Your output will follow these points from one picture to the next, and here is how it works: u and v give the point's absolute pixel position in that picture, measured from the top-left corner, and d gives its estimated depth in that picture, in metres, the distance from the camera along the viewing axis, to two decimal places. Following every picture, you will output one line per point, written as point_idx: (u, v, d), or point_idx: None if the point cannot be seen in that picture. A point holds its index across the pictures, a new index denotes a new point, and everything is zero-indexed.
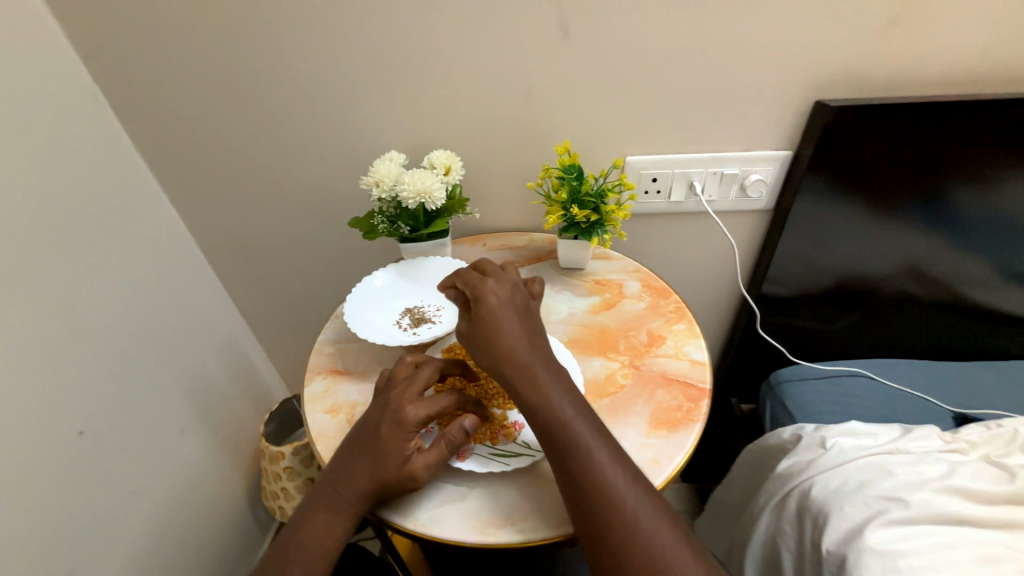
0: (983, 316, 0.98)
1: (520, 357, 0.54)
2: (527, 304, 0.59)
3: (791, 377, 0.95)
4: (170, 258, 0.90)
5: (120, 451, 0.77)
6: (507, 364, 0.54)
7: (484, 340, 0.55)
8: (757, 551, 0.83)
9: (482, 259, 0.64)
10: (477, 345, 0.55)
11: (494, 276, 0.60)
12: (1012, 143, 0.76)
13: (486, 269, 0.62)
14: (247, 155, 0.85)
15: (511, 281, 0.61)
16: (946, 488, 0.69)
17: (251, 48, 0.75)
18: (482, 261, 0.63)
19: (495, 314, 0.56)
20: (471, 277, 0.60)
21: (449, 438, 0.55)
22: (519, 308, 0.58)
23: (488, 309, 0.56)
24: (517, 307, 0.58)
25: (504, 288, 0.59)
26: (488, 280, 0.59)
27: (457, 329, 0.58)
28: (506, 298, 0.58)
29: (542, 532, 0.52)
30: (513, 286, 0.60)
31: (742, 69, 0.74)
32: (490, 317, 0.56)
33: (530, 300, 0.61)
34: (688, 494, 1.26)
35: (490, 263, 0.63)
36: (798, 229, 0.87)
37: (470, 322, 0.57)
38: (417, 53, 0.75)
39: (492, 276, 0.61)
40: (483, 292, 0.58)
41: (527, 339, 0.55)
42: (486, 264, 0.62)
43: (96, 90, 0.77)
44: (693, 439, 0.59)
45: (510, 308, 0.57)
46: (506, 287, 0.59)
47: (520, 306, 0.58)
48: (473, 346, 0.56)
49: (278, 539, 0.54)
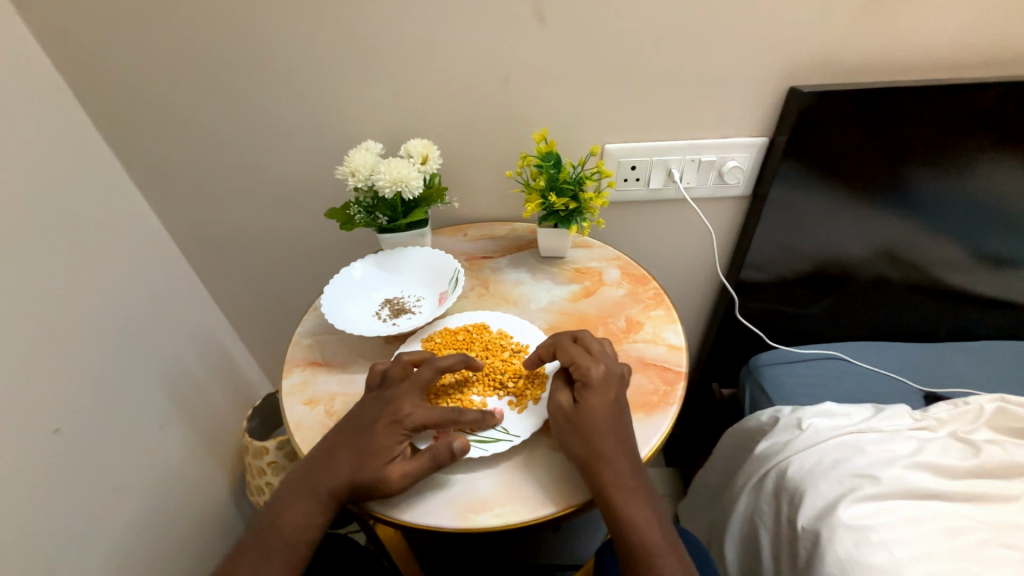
0: (953, 298, 1.01)
1: (604, 440, 0.53)
2: (626, 396, 0.58)
3: (770, 361, 0.97)
4: (144, 252, 0.88)
5: (99, 449, 0.76)
6: (595, 447, 0.53)
7: (581, 427, 0.54)
8: (737, 530, 0.85)
9: (587, 333, 0.62)
10: (571, 428, 0.55)
11: (603, 360, 0.59)
12: (980, 128, 0.78)
13: (592, 346, 0.60)
14: (220, 146, 0.83)
15: (615, 365, 0.59)
16: (915, 464, 0.71)
17: (220, 35, 0.73)
18: (587, 336, 0.61)
19: (596, 405, 0.55)
20: (580, 356, 0.58)
21: (435, 456, 0.52)
22: (619, 400, 0.56)
23: (595, 401, 0.55)
24: (616, 399, 0.56)
25: (612, 377, 0.57)
26: (600, 365, 0.57)
27: (554, 405, 0.57)
28: (611, 388, 0.56)
29: (521, 514, 0.52)
30: (618, 375, 0.58)
31: (718, 55, 0.75)
32: (594, 411, 0.55)
33: (627, 389, 0.59)
34: (672, 478, 1.30)
35: (597, 342, 0.60)
36: (775, 214, 0.88)
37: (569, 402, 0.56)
38: (391, 39, 0.73)
39: (600, 358, 0.59)
40: (593, 380, 0.56)
41: (615, 425, 0.55)
42: (593, 342, 0.60)
43: (59, 80, 0.75)
44: (669, 421, 0.60)
45: (612, 402, 0.56)
46: (615, 375, 0.58)
47: (620, 401, 0.57)
48: (566, 426, 0.55)
49: (258, 522, 0.55)
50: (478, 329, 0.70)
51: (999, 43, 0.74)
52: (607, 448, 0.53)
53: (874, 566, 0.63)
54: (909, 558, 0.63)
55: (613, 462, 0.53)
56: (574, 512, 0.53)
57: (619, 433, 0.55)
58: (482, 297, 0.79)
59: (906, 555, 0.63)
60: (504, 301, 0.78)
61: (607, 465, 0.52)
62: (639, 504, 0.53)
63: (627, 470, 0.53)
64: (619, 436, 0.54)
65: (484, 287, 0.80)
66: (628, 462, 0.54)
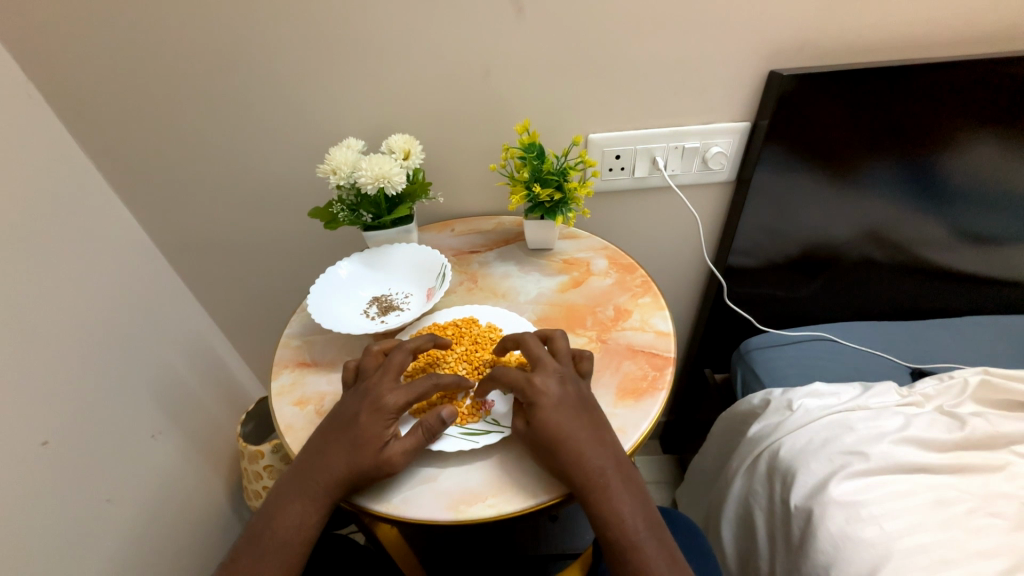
0: (938, 276, 1.02)
1: (569, 440, 0.52)
2: (580, 395, 0.56)
3: (761, 345, 0.98)
4: (128, 260, 0.87)
5: (92, 459, 0.75)
6: (563, 447, 0.52)
7: (544, 438, 0.53)
8: (733, 512, 0.86)
9: (527, 338, 0.60)
10: (537, 441, 0.53)
11: (541, 367, 0.57)
12: (959, 105, 0.78)
13: (531, 353, 0.59)
14: (199, 151, 0.82)
15: (557, 371, 0.57)
16: (904, 439, 0.72)
17: (192, 35, 0.71)
18: (527, 343, 0.60)
19: (553, 415, 0.53)
20: (515, 377, 0.56)
21: (426, 426, 0.55)
22: (570, 401, 0.55)
23: (542, 410, 0.53)
24: (571, 401, 0.55)
25: (554, 381, 0.56)
26: (537, 376, 0.56)
27: (514, 430, 0.55)
28: (557, 394, 0.55)
29: (516, 503, 0.53)
30: (562, 376, 0.57)
31: (697, 41, 0.75)
32: (543, 423, 0.53)
33: (581, 386, 0.58)
34: (670, 465, 1.33)
35: (535, 348, 0.59)
36: (760, 199, 0.89)
37: (528, 423, 0.54)
38: (367, 33, 0.72)
39: (538, 366, 0.57)
40: (534, 393, 0.54)
41: (576, 423, 0.54)
42: (533, 348, 0.59)
43: (30, 87, 0.73)
44: (659, 406, 0.61)
45: (564, 404, 0.54)
46: (558, 379, 0.56)
47: (576, 403, 0.55)
48: (530, 442, 0.54)
49: (250, 528, 0.54)
50: (467, 323, 0.70)
51: (974, 21, 0.75)
52: (573, 446, 0.52)
53: (867, 541, 0.64)
54: (899, 532, 0.64)
55: (583, 458, 0.52)
56: (563, 501, 0.54)
57: (586, 426, 0.54)
58: (471, 291, 0.78)
59: (896, 529, 0.64)
60: (493, 295, 0.78)
61: (576, 462, 0.52)
62: (619, 494, 0.52)
63: (601, 464, 0.52)
64: (585, 432, 0.53)
65: (472, 281, 0.80)
66: (602, 454, 0.53)
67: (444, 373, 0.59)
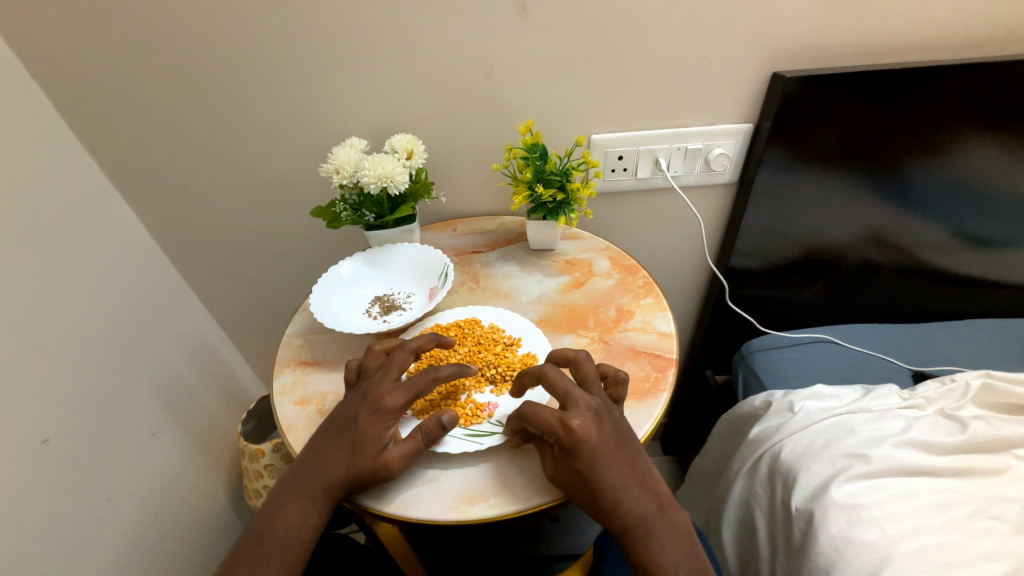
0: (940, 279, 1.02)
1: (616, 483, 0.51)
2: (616, 430, 0.54)
3: (762, 347, 0.98)
4: (129, 256, 0.87)
5: (91, 456, 0.75)
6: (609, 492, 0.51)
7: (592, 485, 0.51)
8: (733, 515, 0.85)
9: (548, 371, 0.56)
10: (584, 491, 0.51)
11: (573, 405, 0.54)
12: (966, 104, 0.78)
13: (558, 388, 0.55)
14: (200, 148, 0.82)
15: (591, 406, 0.54)
16: (905, 442, 0.72)
17: (194, 34, 0.71)
18: (551, 376, 0.55)
19: (596, 458, 0.51)
20: (549, 418, 0.52)
21: (426, 430, 0.54)
22: (610, 439, 0.53)
23: (586, 454, 0.51)
24: (610, 439, 0.53)
25: (590, 421, 0.53)
26: (571, 418, 0.52)
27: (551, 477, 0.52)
28: (595, 436, 0.52)
29: (518, 505, 0.53)
30: (597, 412, 0.54)
31: (700, 40, 0.75)
32: (591, 466, 0.51)
33: (615, 415, 0.56)
34: (670, 466, 1.33)
35: (561, 381, 0.55)
36: (763, 200, 0.89)
37: (568, 467, 0.51)
38: (369, 31, 0.72)
39: (570, 404, 0.54)
40: (572, 437, 0.51)
41: (620, 463, 0.52)
42: (558, 381, 0.55)
43: (32, 83, 0.73)
44: (660, 407, 0.61)
45: (605, 445, 0.52)
46: (593, 418, 0.53)
47: (614, 440, 0.53)
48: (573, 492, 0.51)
49: (251, 528, 0.54)
50: (470, 323, 0.70)
51: (975, 24, 0.75)
52: (619, 489, 0.51)
53: (867, 544, 0.64)
54: (899, 535, 0.64)
55: (630, 499, 0.51)
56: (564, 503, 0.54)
57: (628, 466, 0.52)
58: (473, 291, 0.78)
59: (898, 531, 0.64)
60: (495, 295, 0.78)
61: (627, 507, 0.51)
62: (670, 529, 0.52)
63: (647, 502, 0.52)
64: (628, 473, 0.52)
65: (474, 281, 0.80)
66: (647, 490, 0.53)
67: (441, 365, 0.57)
